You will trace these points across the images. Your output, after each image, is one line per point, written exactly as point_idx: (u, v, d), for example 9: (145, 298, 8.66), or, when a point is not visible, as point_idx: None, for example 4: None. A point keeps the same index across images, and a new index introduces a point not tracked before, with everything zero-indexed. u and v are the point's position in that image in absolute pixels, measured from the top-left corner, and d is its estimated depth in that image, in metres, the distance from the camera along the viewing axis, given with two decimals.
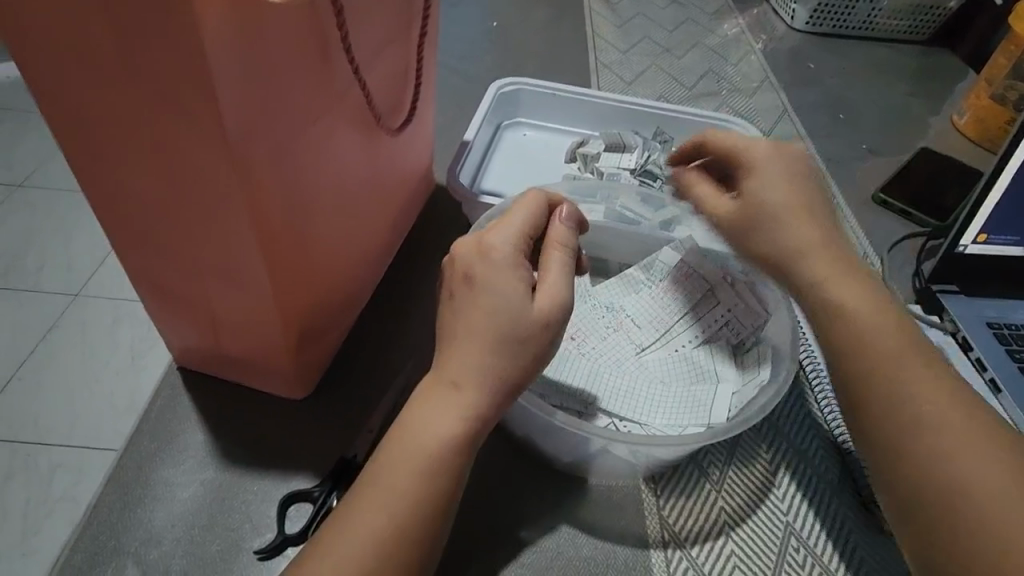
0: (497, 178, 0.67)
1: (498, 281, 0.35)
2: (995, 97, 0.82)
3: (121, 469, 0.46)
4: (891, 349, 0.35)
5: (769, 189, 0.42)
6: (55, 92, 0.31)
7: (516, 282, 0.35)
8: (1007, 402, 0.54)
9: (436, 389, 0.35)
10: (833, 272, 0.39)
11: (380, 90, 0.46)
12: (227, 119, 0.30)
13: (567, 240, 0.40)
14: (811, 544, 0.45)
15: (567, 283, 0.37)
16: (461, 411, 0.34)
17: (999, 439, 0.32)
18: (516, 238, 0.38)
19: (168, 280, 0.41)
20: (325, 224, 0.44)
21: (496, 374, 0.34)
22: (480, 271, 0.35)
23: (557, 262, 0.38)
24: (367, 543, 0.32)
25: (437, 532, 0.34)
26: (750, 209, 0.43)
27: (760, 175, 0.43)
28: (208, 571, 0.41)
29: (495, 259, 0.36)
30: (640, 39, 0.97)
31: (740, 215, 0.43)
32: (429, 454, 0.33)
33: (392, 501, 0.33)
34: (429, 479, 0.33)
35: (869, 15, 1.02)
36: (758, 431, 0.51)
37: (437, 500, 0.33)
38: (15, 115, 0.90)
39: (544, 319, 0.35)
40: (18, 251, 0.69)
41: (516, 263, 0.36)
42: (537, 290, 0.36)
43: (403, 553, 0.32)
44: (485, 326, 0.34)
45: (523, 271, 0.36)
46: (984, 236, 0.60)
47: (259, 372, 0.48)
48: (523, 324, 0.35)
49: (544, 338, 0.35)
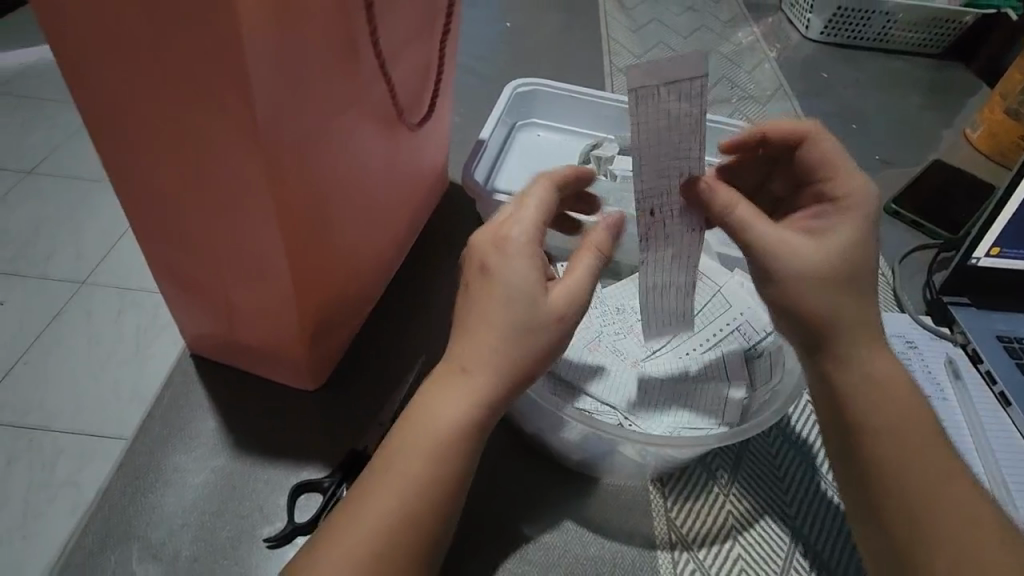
0: (511, 176, 0.67)
1: (511, 260, 0.34)
2: (1008, 112, 0.82)
3: (132, 455, 0.46)
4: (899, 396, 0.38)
5: (861, 244, 0.39)
6: (89, 77, 0.31)
7: (533, 271, 0.35)
8: (1016, 415, 0.55)
9: (447, 376, 0.35)
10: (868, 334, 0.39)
11: (403, 85, 0.46)
12: (258, 107, 0.30)
13: (603, 241, 0.38)
14: (819, 549, 0.45)
15: (586, 286, 0.36)
16: (473, 400, 0.34)
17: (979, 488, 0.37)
18: (532, 226, 0.36)
19: (188, 266, 0.41)
20: (345, 217, 0.44)
21: (509, 364, 0.34)
22: (492, 252, 0.35)
23: (584, 266, 0.37)
24: (371, 530, 0.33)
25: (441, 518, 0.34)
26: (842, 252, 0.38)
27: (843, 222, 0.40)
28: (217, 557, 0.41)
29: (509, 250, 0.35)
30: (655, 44, 0.97)
31: (827, 257, 0.38)
32: (440, 441, 0.34)
33: (400, 486, 0.33)
34: (439, 466, 0.34)
35: (884, 28, 1.02)
36: (769, 437, 0.51)
37: (444, 485, 0.34)
38: (31, 103, 0.90)
39: (559, 313, 0.35)
40: (29, 236, 0.70)
41: (531, 252, 0.35)
42: (555, 288, 0.35)
43: (406, 537, 0.33)
44: (497, 313, 0.34)
45: (539, 256, 0.36)
46: (997, 250, 0.60)
47: (271, 361, 0.48)
48: (537, 320, 0.34)
49: (555, 332, 0.35)
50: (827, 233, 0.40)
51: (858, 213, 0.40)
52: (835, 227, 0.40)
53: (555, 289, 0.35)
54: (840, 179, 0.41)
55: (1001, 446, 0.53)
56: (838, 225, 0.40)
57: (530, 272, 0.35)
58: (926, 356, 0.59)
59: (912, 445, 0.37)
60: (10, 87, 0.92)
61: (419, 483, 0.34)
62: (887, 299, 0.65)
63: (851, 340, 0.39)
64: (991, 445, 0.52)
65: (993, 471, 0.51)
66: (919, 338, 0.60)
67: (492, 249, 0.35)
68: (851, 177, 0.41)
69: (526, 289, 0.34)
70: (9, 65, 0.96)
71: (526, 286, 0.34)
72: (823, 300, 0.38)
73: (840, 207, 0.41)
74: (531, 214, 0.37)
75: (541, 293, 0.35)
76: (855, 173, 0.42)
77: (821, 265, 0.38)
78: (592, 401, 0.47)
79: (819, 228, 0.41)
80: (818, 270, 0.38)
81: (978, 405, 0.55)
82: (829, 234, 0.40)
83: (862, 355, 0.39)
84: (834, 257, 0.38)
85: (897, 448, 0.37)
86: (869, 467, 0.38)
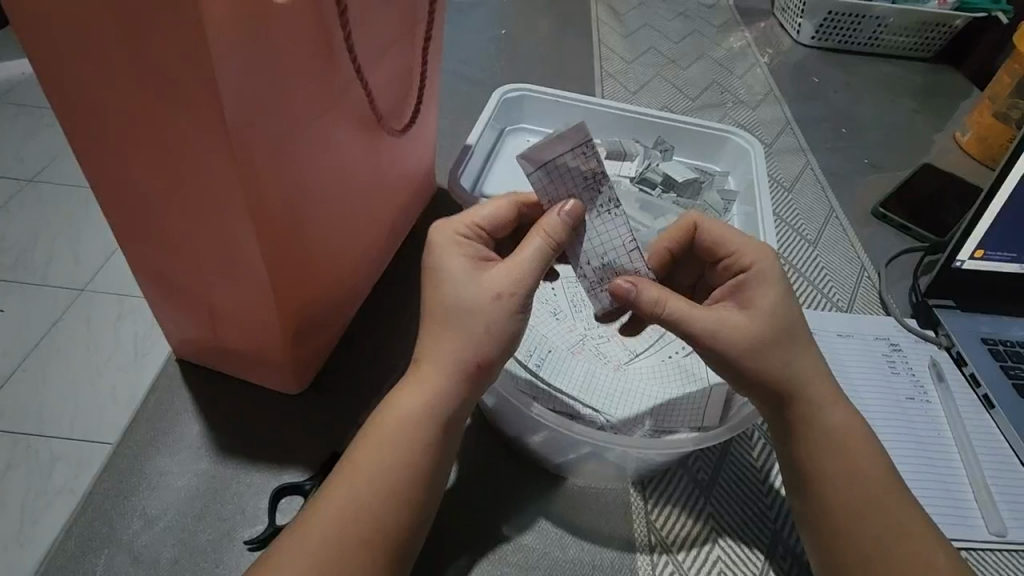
0: (498, 182, 0.68)
1: (441, 252, 0.38)
2: (997, 115, 0.82)
3: (118, 459, 0.46)
4: (861, 446, 0.41)
5: (783, 305, 0.40)
6: (69, 90, 0.32)
7: (463, 259, 0.38)
8: (999, 417, 0.55)
9: (411, 377, 0.38)
10: (831, 398, 0.41)
11: (382, 91, 0.47)
12: (229, 115, 0.31)
13: (556, 226, 0.37)
14: (798, 551, 0.45)
15: (532, 271, 0.36)
16: (428, 398, 0.37)
17: (934, 538, 0.39)
18: (459, 228, 0.39)
19: (168, 270, 0.42)
20: (325, 220, 0.44)
21: (456, 357, 0.37)
22: (431, 250, 0.39)
23: (534, 249, 0.36)
24: (339, 523, 0.35)
25: (398, 512, 0.36)
26: (769, 316, 0.39)
27: (763, 292, 0.40)
28: (198, 559, 0.42)
29: (437, 241, 0.39)
30: (647, 49, 0.98)
31: (757, 339, 0.38)
32: (397, 435, 0.37)
33: (357, 478, 0.36)
34: (397, 460, 0.36)
35: (874, 32, 1.02)
36: (750, 438, 0.52)
37: (398, 481, 0.36)
38: (30, 111, 0.91)
39: (492, 291, 0.36)
40: (27, 242, 0.70)
41: (460, 243, 0.39)
42: (492, 268, 0.37)
43: (357, 528, 0.35)
44: (438, 307, 0.37)
45: (473, 248, 0.39)
46: (981, 253, 0.60)
47: (255, 365, 0.49)
48: (470, 319, 0.36)
49: (494, 313, 0.36)
50: (754, 306, 0.39)
51: (766, 275, 0.41)
52: (757, 297, 0.40)
53: (491, 271, 0.37)
54: (742, 251, 0.42)
55: (982, 449, 0.53)
56: (758, 291, 0.40)
57: (458, 259, 0.38)
58: (911, 359, 0.59)
59: (866, 488, 0.40)
60: (12, 96, 0.93)
61: (376, 477, 0.36)
62: (872, 302, 0.65)
63: (810, 398, 0.40)
64: (973, 447, 0.53)
65: (974, 471, 0.51)
66: (904, 341, 0.60)
67: (430, 248, 0.39)
68: (744, 244, 0.42)
69: (457, 274, 0.37)
70: (11, 75, 0.97)
71: (453, 270, 0.37)
72: (757, 368, 0.39)
73: (755, 278, 0.41)
74: (475, 213, 0.40)
75: (472, 279, 0.37)
76: (750, 241, 0.42)
77: (763, 347, 0.39)
78: (573, 403, 0.47)
79: (746, 303, 0.40)
80: (761, 351, 0.39)
81: (961, 408, 0.56)
82: (753, 309, 0.39)
83: (827, 413, 0.41)
84: (765, 328, 0.39)
85: (852, 490, 0.40)
86: (824, 513, 0.40)
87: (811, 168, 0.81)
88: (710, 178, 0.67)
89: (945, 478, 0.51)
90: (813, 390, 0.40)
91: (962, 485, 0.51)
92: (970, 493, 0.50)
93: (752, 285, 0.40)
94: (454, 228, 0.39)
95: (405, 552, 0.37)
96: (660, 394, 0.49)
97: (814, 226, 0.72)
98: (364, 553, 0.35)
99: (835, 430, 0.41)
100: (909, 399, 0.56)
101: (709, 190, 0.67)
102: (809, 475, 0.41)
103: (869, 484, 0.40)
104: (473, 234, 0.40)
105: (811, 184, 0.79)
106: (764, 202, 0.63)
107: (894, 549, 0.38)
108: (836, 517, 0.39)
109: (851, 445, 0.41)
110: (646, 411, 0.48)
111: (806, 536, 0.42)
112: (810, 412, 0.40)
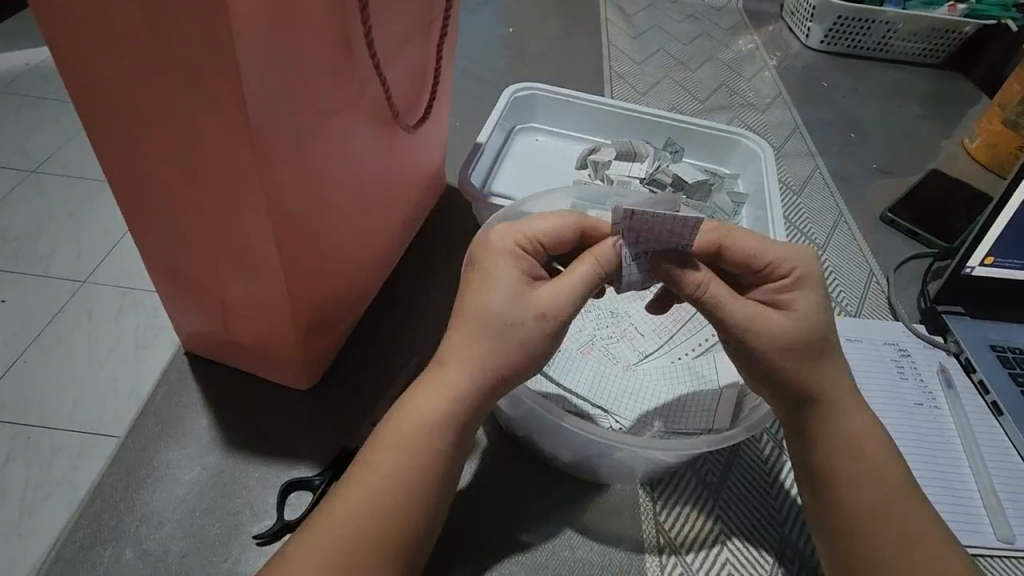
0: (507, 180, 0.68)
1: (495, 261, 0.37)
2: (1006, 123, 0.82)
3: (125, 453, 0.46)
4: (876, 448, 0.41)
5: (820, 309, 0.39)
6: (90, 79, 0.32)
7: (514, 270, 0.36)
8: (1008, 424, 0.55)
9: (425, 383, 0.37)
10: (846, 398, 0.41)
11: (399, 88, 0.46)
12: (250, 111, 0.31)
13: (609, 255, 0.37)
14: (806, 554, 0.45)
15: (579, 294, 0.36)
16: (448, 399, 0.36)
17: (957, 553, 0.38)
18: (518, 239, 0.38)
19: (181, 262, 0.42)
20: (337, 218, 0.44)
21: (474, 364, 0.36)
22: (480, 255, 0.38)
23: (582, 273, 0.36)
24: (350, 523, 0.34)
25: (404, 509, 0.36)
26: (803, 318, 0.39)
27: (802, 298, 0.39)
28: (206, 553, 0.42)
29: (494, 245, 0.37)
30: (655, 51, 0.98)
31: (775, 347, 0.38)
32: (412, 436, 0.36)
33: (365, 477, 0.36)
34: (413, 460, 0.36)
35: (883, 37, 1.02)
36: (756, 443, 0.51)
37: (406, 481, 0.36)
38: (35, 103, 0.91)
39: (539, 312, 0.35)
40: (30, 234, 0.70)
41: (516, 254, 0.37)
42: (541, 287, 0.37)
43: (369, 525, 0.35)
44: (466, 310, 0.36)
45: (525, 264, 0.37)
46: (991, 259, 0.60)
47: (265, 361, 0.49)
48: (512, 333, 0.35)
49: (524, 329, 0.35)
50: (791, 307, 0.39)
51: (811, 280, 0.40)
52: (793, 300, 0.39)
53: (540, 290, 0.36)
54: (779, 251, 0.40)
55: (991, 456, 0.53)
56: (795, 293, 0.39)
57: (509, 270, 0.36)
58: (919, 365, 0.59)
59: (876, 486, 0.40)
60: (16, 87, 0.93)
61: (383, 477, 0.36)
62: (881, 307, 0.65)
63: (828, 397, 0.40)
64: (981, 452, 0.53)
65: (981, 476, 0.51)
66: (912, 347, 0.60)
67: (483, 248, 0.38)
68: (779, 246, 0.40)
69: (505, 285, 0.36)
70: (16, 66, 0.97)
71: (504, 281, 0.36)
72: (782, 367, 0.39)
73: (795, 280, 0.39)
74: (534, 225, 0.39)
75: (517, 292, 0.36)
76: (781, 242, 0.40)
77: (789, 345, 0.38)
78: (583, 404, 0.47)
79: (779, 303, 0.39)
80: (787, 348, 0.38)
81: (970, 415, 0.56)
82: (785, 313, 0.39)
83: (846, 417, 0.41)
84: (796, 327, 0.38)
85: (867, 487, 0.39)
86: (839, 514, 0.40)
87: (820, 172, 0.81)
88: (720, 179, 0.67)
89: (953, 484, 0.51)
90: (832, 393, 0.40)
91: (971, 491, 0.50)
92: (979, 499, 0.50)
93: (787, 284, 0.39)
94: (514, 236, 0.38)
95: (416, 551, 0.36)
96: (670, 394, 0.49)
97: (823, 231, 0.72)
98: (374, 550, 0.34)
99: (855, 434, 0.41)
100: (917, 405, 0.56)
101: (719, 191, 0.66)
102: (821, 474, 0.41)
103: (880, 484, 0.40)
104: (531, 247, 0.38)
105: (820, 187, 0.79)
106: (775, 205, 0.62)
107: (907, 551, 0.38)
108: (851, 520, 0.39)
109: (867, 447, 0.40)
110: (655, 410, 0.48)
111: (818, 536, 0.42)
112: (826, 412, 0.40)
